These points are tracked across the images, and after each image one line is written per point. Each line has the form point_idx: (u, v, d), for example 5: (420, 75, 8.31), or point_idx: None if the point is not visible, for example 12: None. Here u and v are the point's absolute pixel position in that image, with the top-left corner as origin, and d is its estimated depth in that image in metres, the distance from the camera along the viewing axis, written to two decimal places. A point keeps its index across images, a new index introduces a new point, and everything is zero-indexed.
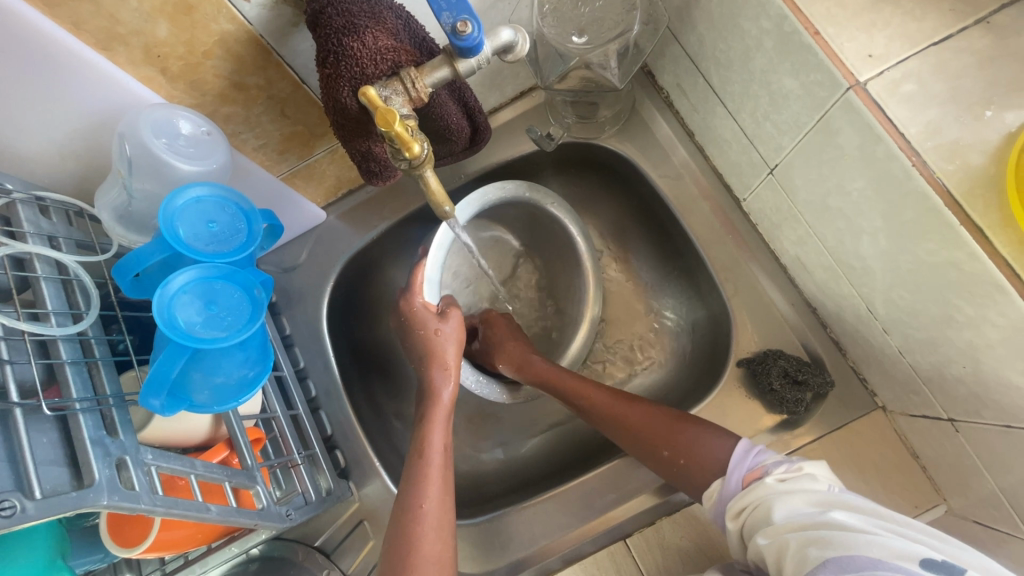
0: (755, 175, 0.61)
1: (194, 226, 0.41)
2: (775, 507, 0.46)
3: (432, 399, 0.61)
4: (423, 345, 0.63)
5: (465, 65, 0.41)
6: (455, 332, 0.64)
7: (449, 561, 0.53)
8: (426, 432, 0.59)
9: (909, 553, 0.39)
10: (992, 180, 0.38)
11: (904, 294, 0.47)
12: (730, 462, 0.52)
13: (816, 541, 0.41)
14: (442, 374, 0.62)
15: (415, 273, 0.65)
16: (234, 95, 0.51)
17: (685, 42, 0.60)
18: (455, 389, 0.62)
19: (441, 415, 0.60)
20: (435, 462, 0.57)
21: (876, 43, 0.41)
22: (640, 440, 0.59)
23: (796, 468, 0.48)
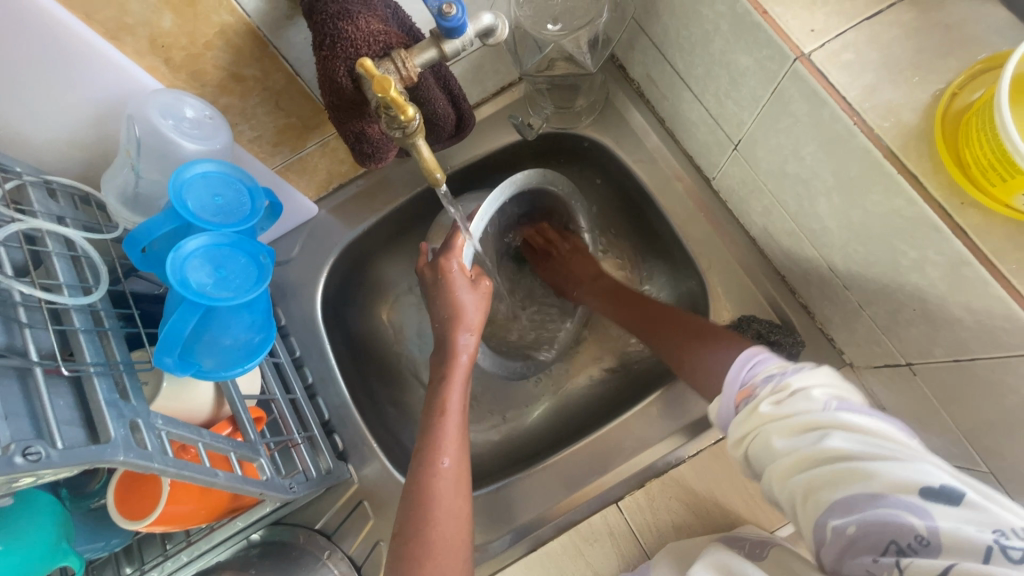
0: (722, 152, 0.66)
1: (202, 198, 0.43)
2: (772, 436, 0.46)
3: (451, 358, 0.63)
4: (448, 308, 0.64)
5: (450, 46, 0.45)
6: (480, 300, 0.65)
7: (466, 513, 0.55)
8: (446, 391, 0.61)
9: (909, 481, 0.40)
10: (923, 133, 0.43)
11: (858, 248, 0.52)
12: (730, 374, 0.53)
13: (817, 479, 0.43)
14: (467, 336, 0.64)
15: (456, 235, 0.65)
16: (233, 86, 0.54)
17: (651, 32, 0.65)
18: (473, 350, 0.64)
19: (460, 373, 0.62)
20: (455, 420, 0.59)
21: (817, 19, 0.46)
22: (659, 331, 0.67)
23: (785, 386, 0.47)
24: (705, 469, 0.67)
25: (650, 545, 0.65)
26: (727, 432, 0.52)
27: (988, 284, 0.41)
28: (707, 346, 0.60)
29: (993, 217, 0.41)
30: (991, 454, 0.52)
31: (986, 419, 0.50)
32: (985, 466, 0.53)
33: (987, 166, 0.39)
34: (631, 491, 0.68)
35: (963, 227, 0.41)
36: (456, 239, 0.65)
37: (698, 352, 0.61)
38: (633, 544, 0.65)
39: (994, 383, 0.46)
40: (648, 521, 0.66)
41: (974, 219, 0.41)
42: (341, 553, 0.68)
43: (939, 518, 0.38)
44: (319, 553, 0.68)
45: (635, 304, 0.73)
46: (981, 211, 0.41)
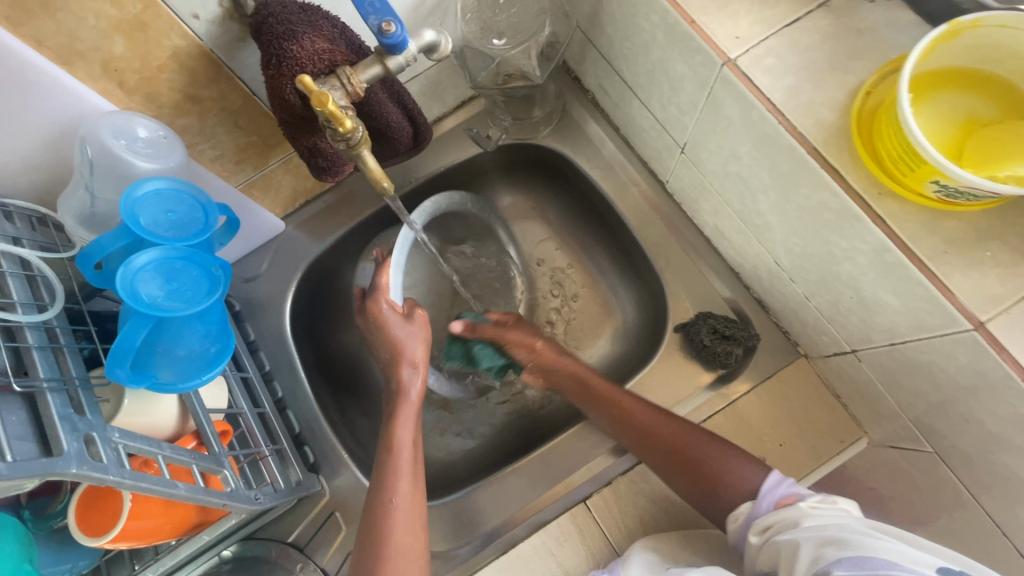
0: (672, 156, 0.69)
1: (154, 215, 0.44)
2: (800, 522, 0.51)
3: (399, 396, 0.65)
4: (388, 346, 0.65)
5: (394, 63, 0.47)
6: (420, 333, 0.66)
7: (420, 547, 0.57)
8: (395, 428, 0.63)
9: (925, 560, 0.42)
10: (841, 130, 0.45)
11: (796, 241, 0.54)
12: (764, 488, 0.56)
13: (827, 543, 0.46)
14: (411, 371, 0.65)
15: (383, 272, 0.66)
16: (190, 107, 0.56)
17: (599, 44, 0.68)
18: (422, 385, 0.66)
19: (407, 411, 0.64)
20: (406, 456, 0.61)
21: (741, 27, 0.49)
22: (671, 456, 0.62)
23: (829, 499, 0.52)
24: None
25: (619, 542, 0.66)
26: (750, 526, 0.55)
27: (908, 268, 0.43)
28: (727, 474, 0.59)
29: (907, 205, 0.43)
30: (933, 433, 0.54)
31: (923, 399, 0.52)
32: (930, 446, 0.56)
33: (898, 157, 0.41)
34: (599, 490, 0.69)
35: (882, 215, 0.43)
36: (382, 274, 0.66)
37: (717, 463, 0.60)
38: (602, 542, 0.66)
39: (925, 364, 0.49)
40: (617, 519, 0.67)
41: (891, 207, 0.44)
42: (313, 565, 0.68)
43: None
44: (291, 566, 0.68)
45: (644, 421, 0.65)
46: (897, 200, 0.43)
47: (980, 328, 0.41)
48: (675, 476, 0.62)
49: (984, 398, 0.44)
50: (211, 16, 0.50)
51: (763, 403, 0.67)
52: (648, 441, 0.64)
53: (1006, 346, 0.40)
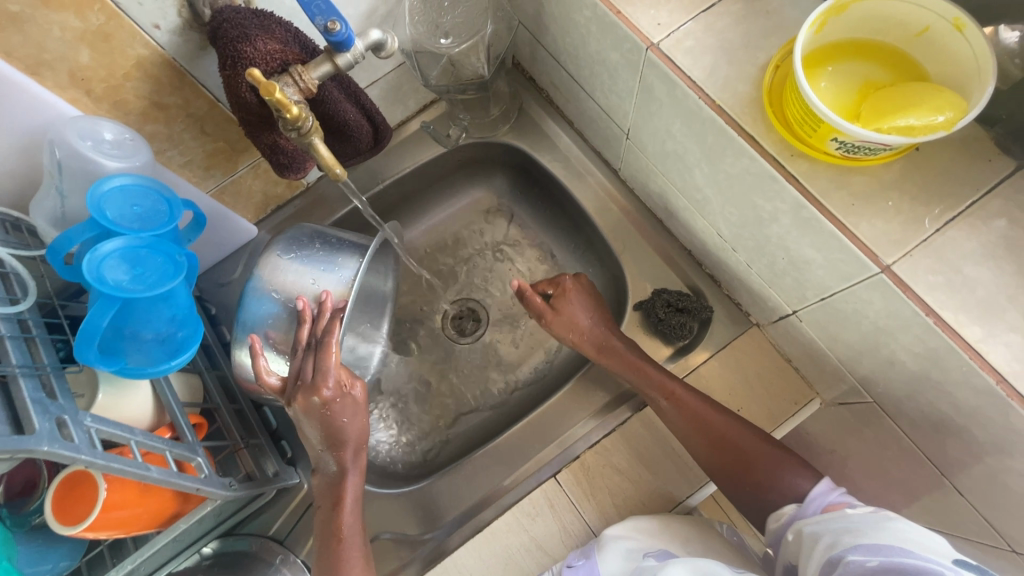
0: (620, 144, 0.73)
1: (120, 208, 0.47)
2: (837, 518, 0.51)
3: (338, 484, 0.64)
4: (328, 435, 0.63)
5: (343, 59, 0.51)
6: (360, 416, 0.65)
7: None
8: (339, 517, 0.62)
9: (943, 549, 0.42)
10: (755, 100, 0.50)
11: (730, 210, 0.58)
12: (814, 501, 0.55)
13: (850, 534, 0.47)
14: (353, 459, 0.64)
15: (327, 355, 0.60)
16: (156, 113, 0.59)
17: (545, 43, 0.73)
18: (361, 473, 0.65)
19: (351, 494, 0.63)
20: (355, 543, 0.62)
21: (662, 15, 0.54)
22: (723, 450, 0.63)
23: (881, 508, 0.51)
24: (634, 439, 0.70)
25: (590, 514, 0.67)
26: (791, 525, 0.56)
27: (820, 221, 0.47)
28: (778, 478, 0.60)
29: (816, 164, 0.47)
30: (871, 382, 0.57)
31: (856, 351, 0.56)
32: (870, 397, 0.59)
33: (800, 120, 0.45)
34: (568, 466, 0.70)
35: (795, 174, 0.47)
36: (327, 356, 0.61)
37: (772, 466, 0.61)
38: (574, 514, 0.68)
39: (851, 314, 0.52)
40: (586, 491, 0.68)
41: (802, 167, 0.48)
42: (294, 558, 0.69)
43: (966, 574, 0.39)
44: (271, 559, 0.69)
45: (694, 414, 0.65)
46: (807, 160, 0.47)
47: (886, 270, 0.45)
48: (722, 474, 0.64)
49: (902, 337, 0.48)
50: (172, 26, 0.53)
51: (720, 372, 0.70)
52: (699, 430, 0.64)
53: (909, 285, 0.44)
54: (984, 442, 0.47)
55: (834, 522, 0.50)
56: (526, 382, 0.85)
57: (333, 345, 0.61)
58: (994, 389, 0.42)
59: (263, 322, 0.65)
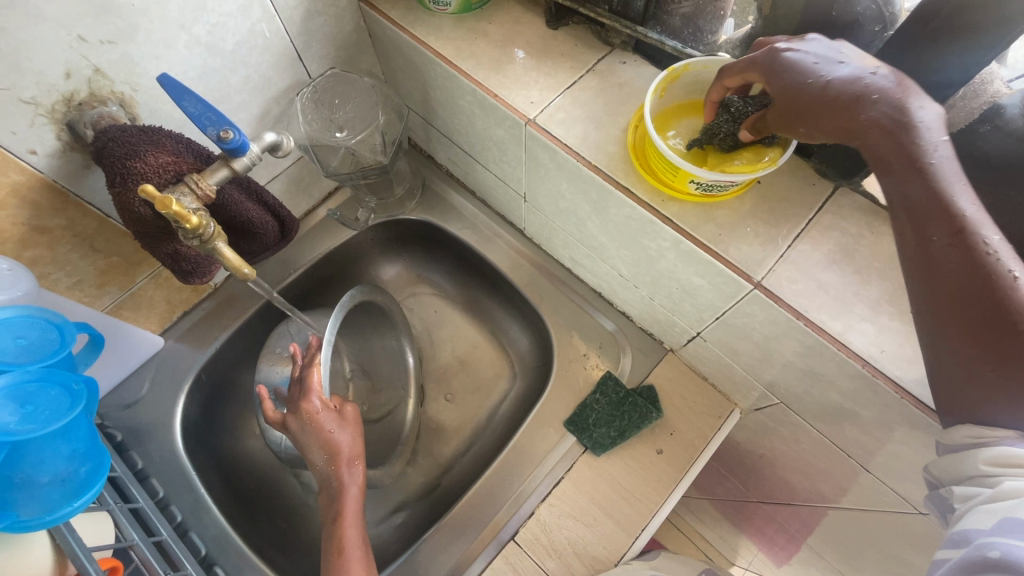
0: (518, 205, 0.79)
1: (1, 343, 0.44)
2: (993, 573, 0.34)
3: (339, 496, 0.63)
4: (324, 446, 0.64)
5: (239, 163, 0.53)
6: (353, 426, 0.67)
7: None
8: (341, 528, 0.60)
9: None
10: (623, 158, 0.57)
11: (625, 252, 0.65)
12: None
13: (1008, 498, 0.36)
14: (350, 467, 0.64)
15: (311, 373, 0.66)
16: (37, 239, 0.56)
17: (436, 124, 0.79)
18: (362, 479, 0.64)
19: (353, 509, 0.62)
20: (356, 554, 0.59)
21: (533, 94, 0.61)
22: (956, 315, 0.38)
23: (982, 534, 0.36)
24: (583, 481, 0.71)
25: (553, 568, 0.67)
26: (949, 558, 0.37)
27: (696, 252, 0.54)
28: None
29: (683, 205, 0.55)
30: (775, 385, 0.63)
31: (758, 361, 0.62)
32: (777, 398, 0.65)
33: (656, 172, 0.55)
34: (525, 524, 0.70)
35: (668, 216, 0.55)
36: (311, 374, 0.66)
37: None
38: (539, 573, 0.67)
39: (742, 327, 0.59)
40: (545, 543, 0.68)
41: (673, 209, 0.55)
42: None
43: None
44: None
45: (939, 269, 0.38)
46: (676, 202, 0.55)
47: (759, 286, 0.52)
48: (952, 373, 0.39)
49: (785, 341, 0.55)
50: (51, 150, 0.52)
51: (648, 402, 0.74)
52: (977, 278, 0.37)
53: (779, 295, 0.51)
54: (870, 419, 0.54)
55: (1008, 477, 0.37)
56: (471, 446, 0.85)
57: (317, 364, 0.66)
58: (862, 372, 0.49)
59: (272, 378, 0.75)
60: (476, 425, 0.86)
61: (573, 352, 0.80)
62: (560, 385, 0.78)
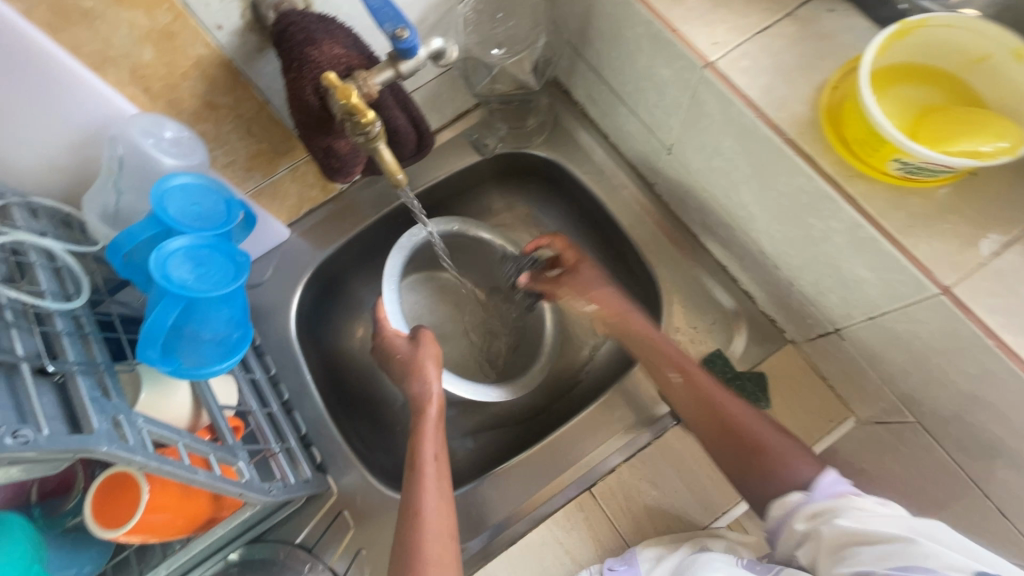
0: (658, 158, 0.73)
1: (182, 207, 0.47)
2: (837, 525, 0.50)
3: (418, 412, 0.63)
4: (401, 365, 0.66)
5: (405, 66, 0.52)
6: (431, 347, 0.67)
7: (453, 556, 0.55)
8: (417, 443, 0.60)
9: (958, 563, 0.44)
10: (812, 122, 0.51)
11: (778, 228, 0.59)
12: (827, 478, 0.54)
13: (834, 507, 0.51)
14: (422, 383, 0.64)
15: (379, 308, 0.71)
16: (207, 113, 0.59)
17: (587, 57, 0.74)
18: (441, 398, 0.64)
19: (431, 426, 0.61)
20: (428, 471, 0.58)
21: (717, 34, 0.55)
22: (704, 424, 0.63)
23: (820, 510, 0.52)
24: (668, 452, 0.70)
25: (624, 527, 0.67)
26: (791, 518, 0.54)
27: (877, 241, 0.48)
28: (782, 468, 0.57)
29: (874, 185, 0.48)
30: (916, 404, 0.57)
31: (906, 373, 0.56)
32: (912, 417, 0.59)
33: (851, 140, 0.48)
34: (603, 477, 0.70)
35: (854, 195, 0.48)
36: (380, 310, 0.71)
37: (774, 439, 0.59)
38: (609, 529, 0.67)
39: (902, 335, 0.53)
40: (623, 505, 0.69)
41: (860, 188, 0.48)
42: (324, 565, 0.68)
43: None
44: (301, 567, 0.68)
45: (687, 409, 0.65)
46: (866, 180, 0.48)
47: (947, 292, 0.45)
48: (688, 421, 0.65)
49: (956, 359, 0.48)
50: (233, 28, 0.54)
51: (756, 391, 0.70)
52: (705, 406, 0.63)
53: (972, 308, 0.45)
54: None
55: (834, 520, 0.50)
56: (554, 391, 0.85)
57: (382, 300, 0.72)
58: None
59: None
60: (562, 374, 0.86)
61: (683, 323, 0.76)
62: None
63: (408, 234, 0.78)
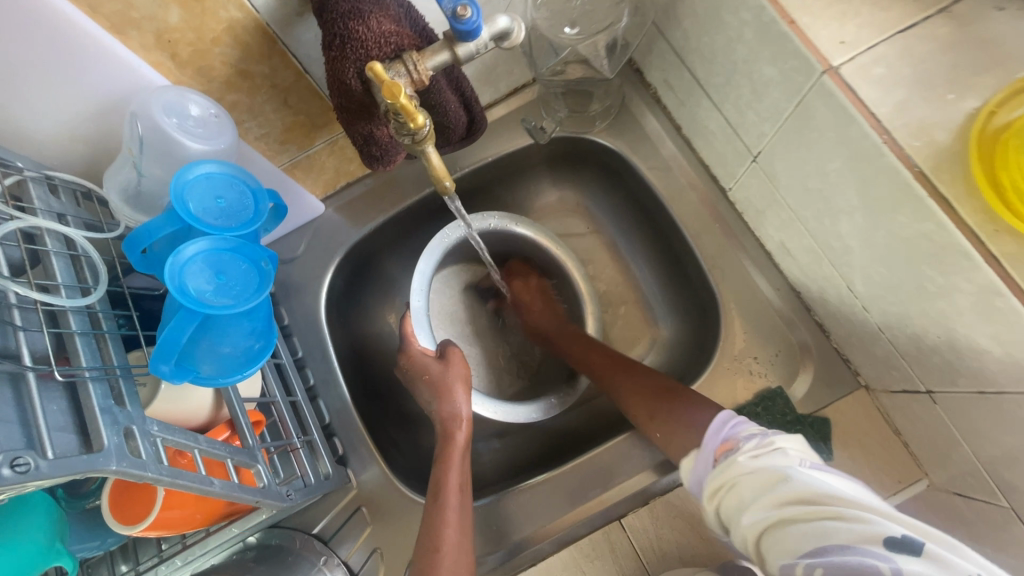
0: (739, 163, 0.64)
1: (203, 201, 0.42)
2: (748, 476, 0.49)
3: (448, 439, 0.63)
4: (431, 387, 0.66)
5: (464, 50, 0.44)
6: (457, 369, 0.67)
7: None
8: (443, 471, 0.61)
9: (874, 532, 0.42)
10: (956, 156, 0.41)
11: (881, 270, 0.50)
12: (707, 436, 0.55)
13: (753, 451, 0.50)
14: (453, 412, 0.64)
15: (407, 324, 0.70)
16: (239, 82, 0.53)
17: (670, 37, 0.63)
18: (469, 428, 0.64)
19: (456, 453, 0.62)
20: (452, 500, 0.58)
21: (847, 30, 0.44)
22: (642, 382, 0.66)
23: (766, 444, 0.50)
24: None
25: (651, 562, 0.65)
26: (703, 488, 0.53)
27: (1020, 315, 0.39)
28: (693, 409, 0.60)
29: None
30: (1011, 489, 0.50)
31: (1010, 456, 0.49)
32: (1004, 501, 0.51)
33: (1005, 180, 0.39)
34: (633, 509, 0.67)
35: (998, 256, 0.39)
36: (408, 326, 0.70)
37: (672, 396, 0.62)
38: (635, 563, 0.65)
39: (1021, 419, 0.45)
40: (652, 540, 0.66)
41: (1007, 248, 0.39)
42: (337, 560, 0.67)
43: (902, 564, 0.40)
44: (315, 559, 0.66)
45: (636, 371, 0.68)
46: (1016, 239, 0.39)
47: None
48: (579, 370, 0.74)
49: None
50: None
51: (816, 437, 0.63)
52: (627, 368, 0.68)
53: None
54: None
55: (739, 486, 0.49)
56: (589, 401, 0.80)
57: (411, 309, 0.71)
58: None
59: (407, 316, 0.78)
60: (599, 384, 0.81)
61: (741, 350, 0.68)
62: (714, 385, 0.68)
63: (443, 232, 0.74)
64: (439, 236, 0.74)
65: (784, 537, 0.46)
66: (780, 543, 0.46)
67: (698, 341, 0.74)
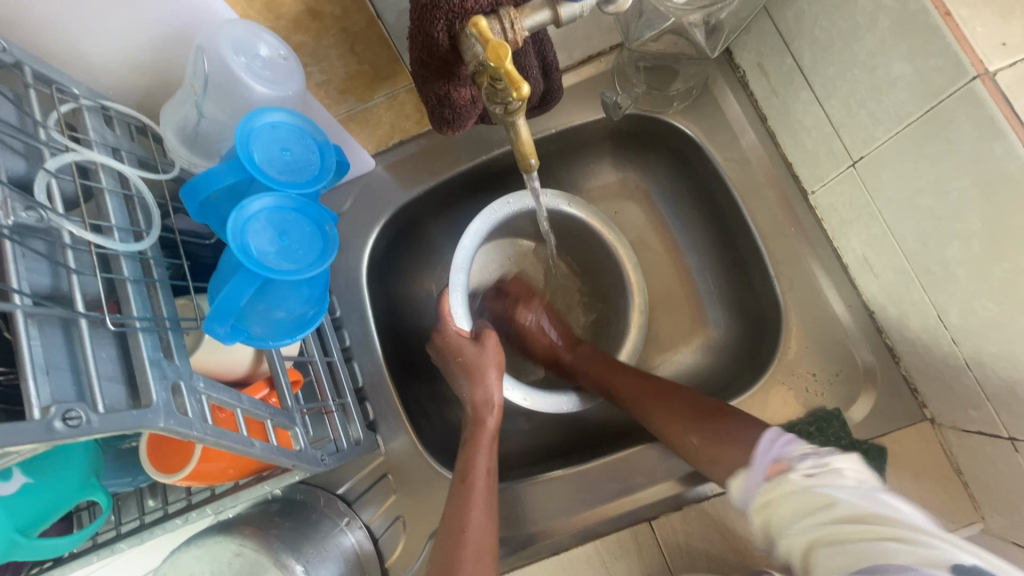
0: (831, 166, 0.58)
1: (268, 151, 0.39)
2: (803, 494, 0.46)
3: (478, 423, 0.62)
4: (465, 368, 0.64)
5: (568, 11, 0.39)
6: (493, 355, 0.65)
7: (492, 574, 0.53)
8: (472, 453, 0.60)
9: (938, 556, 0.39)
10: None
11: (989, 304, 0.46)
12: (757, 453, 0.52)
13: (811, 467, 0.47)
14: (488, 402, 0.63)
15: (444, 300, 0.67)
16: (308, 23, 0.48)
17: (781, 16, 0.57)
18: (499, 416, 0.63)
19: (487, 439, 0.61)
20: (480, 485, 0.57)
21: (1011, 31, 0.38)
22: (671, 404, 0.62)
23: (823, 462, 0.47)
24: None
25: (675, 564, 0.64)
26: (749, 502, 0.51)
27: None
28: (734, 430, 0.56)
29: None
30: None
31: None
32: None
33: None
34: (665, 512, 0.65)
35: None
36: (445, 300, 0.67)
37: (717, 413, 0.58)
38: (660, 564, 0.64)
39: None
40: (680, 544, 0.64)
41: None
42: (359, 522, 0.67)
43: None
44: (337, 519, 0.66)
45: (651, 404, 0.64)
46: None
47: None
48: (597, 391, 0.71)
49: None
50: None
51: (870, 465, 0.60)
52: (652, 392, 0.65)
53: None
54: None
55: (787, 502, 0.47)
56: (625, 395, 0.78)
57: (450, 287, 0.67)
58: None
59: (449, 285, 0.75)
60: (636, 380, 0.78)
61: (800, 365, 0.64)
62: (766, 397, 0.64)
63: (495, 205, 0.70)
64: (490, 207, 0.70)
65: (824, 550, 0.44)
66: (821, 554, 0.44)
67: (753, 348, 0.70)
